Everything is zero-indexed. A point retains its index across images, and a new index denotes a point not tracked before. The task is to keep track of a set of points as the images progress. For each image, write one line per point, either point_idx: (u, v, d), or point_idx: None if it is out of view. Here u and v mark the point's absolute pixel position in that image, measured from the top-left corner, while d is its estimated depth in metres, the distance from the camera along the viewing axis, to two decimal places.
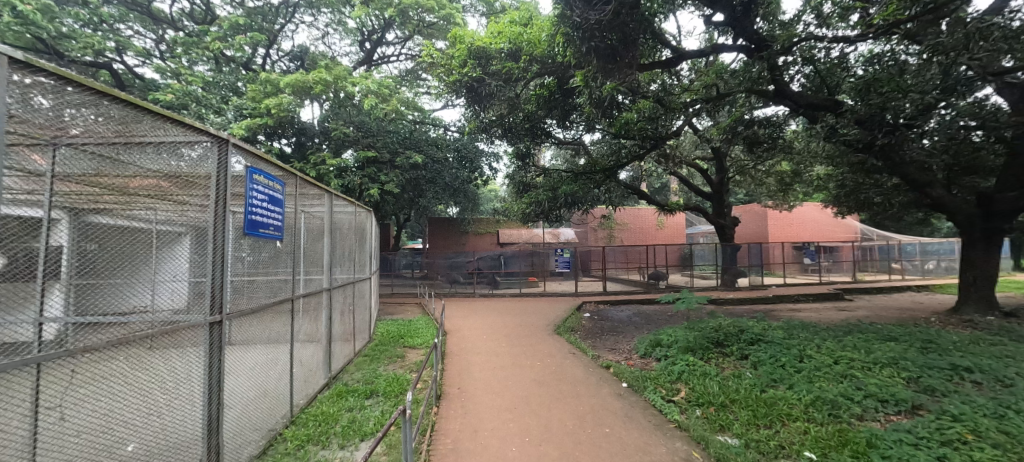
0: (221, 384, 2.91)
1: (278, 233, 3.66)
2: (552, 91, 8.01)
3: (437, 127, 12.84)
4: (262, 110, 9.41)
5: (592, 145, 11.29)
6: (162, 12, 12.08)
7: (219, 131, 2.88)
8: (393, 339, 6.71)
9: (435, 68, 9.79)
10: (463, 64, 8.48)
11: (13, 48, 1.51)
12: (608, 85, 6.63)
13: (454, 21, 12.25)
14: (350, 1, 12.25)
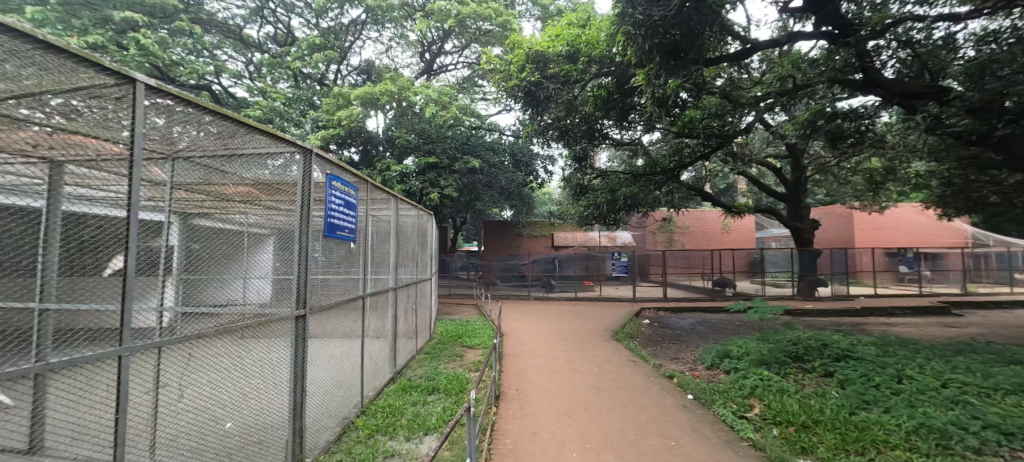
0: (304, 373, 3.19)
1: (353, 235, 3.92)
2: (610, 91, 7.84)
3: (493, 133, 13.12)
4: (335, 122, 10.20)
5: (651, 146, 10.94)
6: (251, 37, 13.51)
7: (304, 142, 3.17)
8: (452, 338, 6.94)
9: (494, 74, 10.03)
10: (521, 70, 8.73)
11: (147, 76, 1.83)
12: (672, 82, 6.35)
13: (510, 27, 12.46)
14: (412, 15, 12.91)
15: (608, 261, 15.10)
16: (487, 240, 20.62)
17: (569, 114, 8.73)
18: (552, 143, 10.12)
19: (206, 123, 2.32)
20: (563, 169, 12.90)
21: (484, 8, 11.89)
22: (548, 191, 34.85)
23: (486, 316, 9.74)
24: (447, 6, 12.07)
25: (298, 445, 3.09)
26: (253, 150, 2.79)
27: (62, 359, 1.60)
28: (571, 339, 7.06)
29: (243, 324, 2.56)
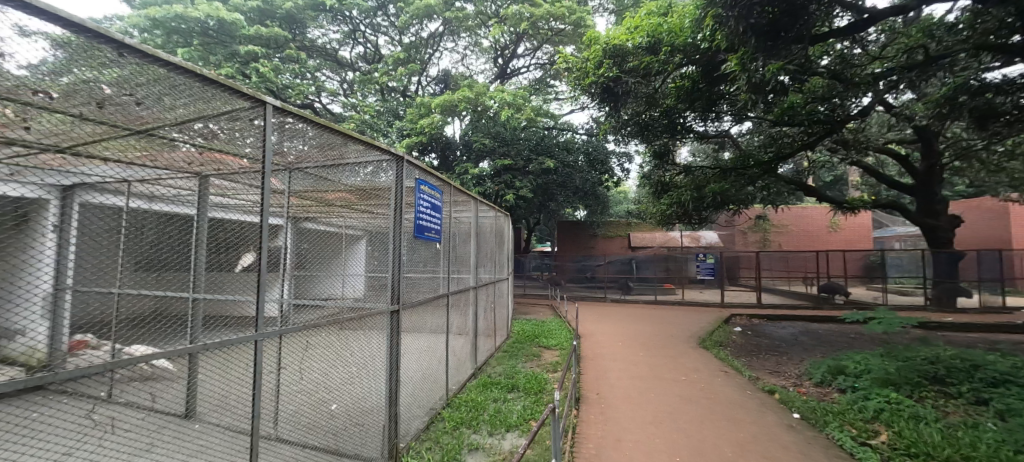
0: (399, 364, 3.45)
1: (439, 236, 4.13)
2: (695, 81, 7.39)
3: (565, 132, 13.04)
4: (418, 130, 10.89)
5: (741, 137, 10.09)
6: (345, 58, 14.98)
7: (397, 150, 3.43)
8: (529, 337, 7.02)
9: (569, 73, 9.94)
10: (599, 65, 8.39)
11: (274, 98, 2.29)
12: (773, 65, 5.71)
13: (584, 24, 12.27)
14: (486, 23, 13.31)
15: (692, 263, 14.40)
16: (560, 241, 20.57)
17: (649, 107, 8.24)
18: (629, 139, 9.80)
19: (307, 133, 2.74)
20: (640, 167, 12.39)
21: (557, 7, 11.87)
22: (626, 190, 33.56)
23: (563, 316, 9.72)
24: (520, 10, 12.26)
25: (394, 430, 3.34)
26: (356, 160, 3.26)
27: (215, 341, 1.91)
28: (653, 345, 6.72)
29: (348, 317, 2.82)
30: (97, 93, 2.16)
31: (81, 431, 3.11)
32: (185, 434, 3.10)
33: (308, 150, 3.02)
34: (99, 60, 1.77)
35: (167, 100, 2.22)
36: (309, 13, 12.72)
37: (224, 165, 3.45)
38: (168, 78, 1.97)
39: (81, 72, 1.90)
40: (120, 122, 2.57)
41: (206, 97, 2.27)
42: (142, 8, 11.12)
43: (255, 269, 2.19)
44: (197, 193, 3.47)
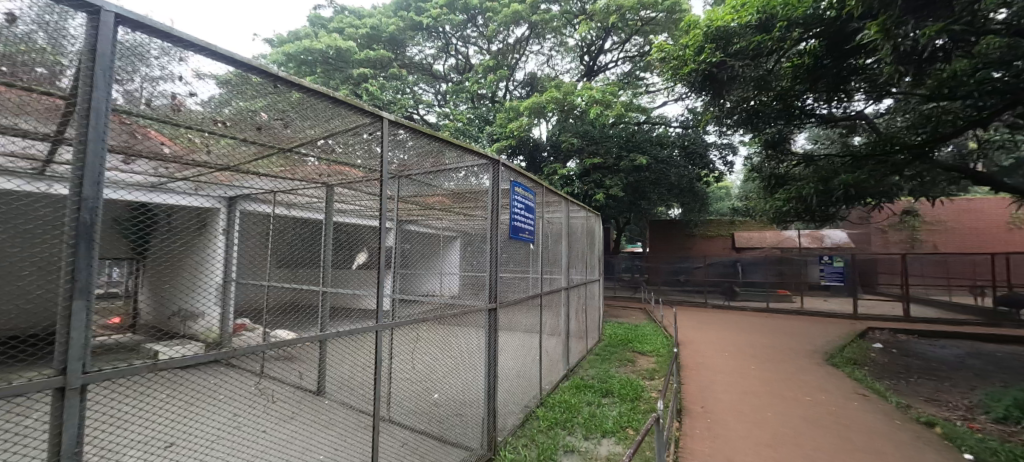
0: (496, 360, 3.57)
1: (532, 237, 4.19)
2: (817, 57, 6.54)
3: (659, 127, 12.30)
4: (507, 134, 10.99)
5: (880, 118, 8.54)
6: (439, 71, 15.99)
7: (493, 154, 3.58)
8: (622, 341, 6.81)
9: (664, 64, 9.36)
10: (698, 51, 7.99)
11: (386, 112, 2.66)
12: (930, 28, 4.73)
13: (681, 8, 11.45)
14: (572, 21, 13.17)
15: (815, 268, 13.00)
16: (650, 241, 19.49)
17: (759, 92, 7.41)
18: (733, 129, 8.91)
19: (411, 139, 3.04)
20: (746, 159, 11.17)
21: None
22: (726, 186, 30.40)
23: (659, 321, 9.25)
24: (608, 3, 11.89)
25: (493, 424, 3.45)
26: (459, 165, 3.63)
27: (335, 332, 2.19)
28: (764, 358, 6.01)
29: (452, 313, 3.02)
30: (257, 118, 2.67)
31: (248, 399, 3.83)
32: (321, 408, 3.63)
33: (415, 159, 3.41)
34: (247, 91, 2.26)
35: (316, 115, 2.65)
36: (411, 33, 13.42)
37: (346, 176, 3.91)
38: (298, 100, 2.39)
39: (235, 103, 2.41)
40: (274, 141, 3.09)
41: (332, 114, 2.64)
42: (280, 46, 13.04)
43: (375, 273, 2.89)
44: (325, 199, 4.01)
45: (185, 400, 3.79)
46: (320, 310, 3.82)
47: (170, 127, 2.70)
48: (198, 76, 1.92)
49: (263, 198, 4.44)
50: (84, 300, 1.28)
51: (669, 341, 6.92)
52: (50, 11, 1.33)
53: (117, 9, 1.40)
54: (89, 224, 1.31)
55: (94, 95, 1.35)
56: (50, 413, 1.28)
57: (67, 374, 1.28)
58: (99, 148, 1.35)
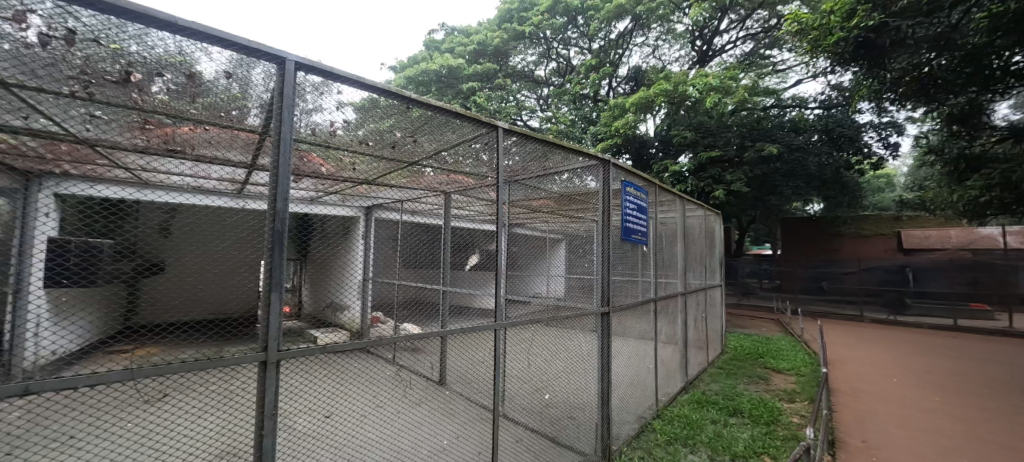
0: (610, 365, 3.42)
1: (645, 239, 4.03)
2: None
3: (794, 110, 10.49)
4: (613, 132, 9.62)
5: None
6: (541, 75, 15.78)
7: (604, 155, 3.54)
8: (749, 357, 6.10)
9: (800, 37, 7.99)
10: (848, 15, 6.73)
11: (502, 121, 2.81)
12: None
13: None
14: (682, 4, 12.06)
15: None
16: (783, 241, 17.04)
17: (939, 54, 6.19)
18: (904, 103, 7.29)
19: (524, 144, 3.14)
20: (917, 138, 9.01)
21: None
22: (885, 172, 24.70)
23: (797, 336, 8.01)
24: None
25: (607, 432, 3.29)
26: (569, 168, 3.65)
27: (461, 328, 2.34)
28: (953, 389, 4.76)
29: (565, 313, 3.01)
30: (393, 136, 3.12)
31: (385, 383, 4.38)
32: (443, 398, 3.98)
33: (526, 163, 3.52)
34: (377, 113, 2.66)
35: (445, 129, 2.94)
36: (515, 43, 13.55)
37: (462, 184, 4.22)
38: (425, 115, 2.64)
39: (368, 125, 2.84)
40: (403, 156, 3.54)
41: (455, 128, 2.90)
42: (402, 71, 14.65)
43: (496, 289, 3.10)
44: (444, 206, 4.40)
45: (337, 378, 4.44)
46: (441, 308, 4.16)
47: (323, 150, 3.27)
48: (341, 104, 2.35)
49: (392, 207, 5.12)
50: (280, 293, 1.66)
51: (813, 360, 5.94)
52: (241, 64, 1.96)
53: (295, 58, 1.86)
54: (284, 231, 1.71)
55: (282, 128, 1.79)
56: (257, 380, 1.63)
57: (268, 350, 1.64)
58: (288, 172, 1.77)
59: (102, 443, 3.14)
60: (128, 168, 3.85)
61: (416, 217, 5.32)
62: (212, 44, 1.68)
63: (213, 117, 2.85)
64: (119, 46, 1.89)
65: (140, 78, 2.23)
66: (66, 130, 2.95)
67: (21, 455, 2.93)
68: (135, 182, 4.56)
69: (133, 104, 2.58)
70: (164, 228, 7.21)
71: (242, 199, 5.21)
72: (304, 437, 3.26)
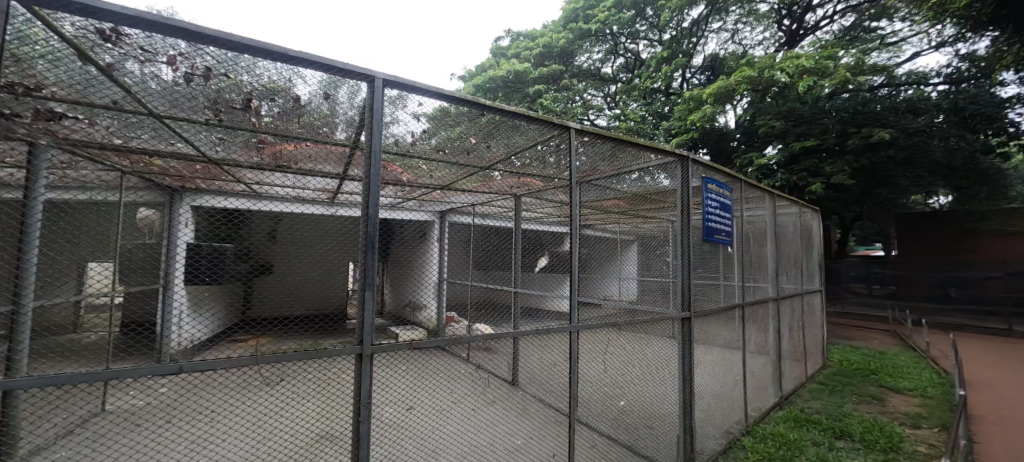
0: (692, 374, 3.21)
1: (727, 239, 3.74)
2: None
3: (911, 89, 8.91)
4: (688, 126, 9.03)
5: None
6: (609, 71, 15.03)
7: (681, 151, 3.36)
8: (857, 373, 5.35)
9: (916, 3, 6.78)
10: None
11: (575, 122, 2.78)
12: None
13: None
14: None
15: None
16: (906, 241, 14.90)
17: None
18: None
19: (597, 144, 3.07)
20: None
21: None
22: None
23: (918, 351, 6.88)
24: None
25: (690, 445, 3.08)
26: (642, 166, 3.49)
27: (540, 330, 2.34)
28: None
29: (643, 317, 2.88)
30: (468, 142, 3.24)
31: (460, 381, 4.54)
32: (515, 399, 4.02)
33: (597, 162, 3.46)
34: (449, 121, 2.79)
35: (519, 132, 2.99)
36: (580, 41, 13.42)
37: (531, 187, 4.28)
38: (498, 120, 2.69)
39: (441, 133, 2.98)
40: (476, 161, 3.68)
41: (527, 131, 2.93)
42: (470, 80, 15.24)
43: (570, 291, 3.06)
44: (514, 209, 4.50)
45: (416, 373, 4.70)
46: (513, 309, 4.22)
47: (402, 159, 3.52)
48: (416, 115, 2.49)
49: (462, 211, 5.42)
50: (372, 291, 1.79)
51: (942, 380, 5.04)
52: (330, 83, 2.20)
53: (383, 75, 2.04)
54: (374, 234, 1.87)
55: (372, 140, 1.96)
56: (354, 371, 1.77)
57: (362, 343, 1.79)
58: (378, 180, 1.92)
59: (227, 419, 3.64)
60: (244, 182, 4.46)
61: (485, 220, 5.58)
62: (310, 69, 1.89)
63: (314, 135, 3.19)
64: (233, 76, 2.23)
65: (258, 102, 2.60)
66: (201, 153, 3.51)
67: (171, 423, 3.53)
68: (251, 194, 5.32)
69: (251, 126, 3.01)
70: (271, 233, 8.09)
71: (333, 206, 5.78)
72: (391, 426, 3.46)
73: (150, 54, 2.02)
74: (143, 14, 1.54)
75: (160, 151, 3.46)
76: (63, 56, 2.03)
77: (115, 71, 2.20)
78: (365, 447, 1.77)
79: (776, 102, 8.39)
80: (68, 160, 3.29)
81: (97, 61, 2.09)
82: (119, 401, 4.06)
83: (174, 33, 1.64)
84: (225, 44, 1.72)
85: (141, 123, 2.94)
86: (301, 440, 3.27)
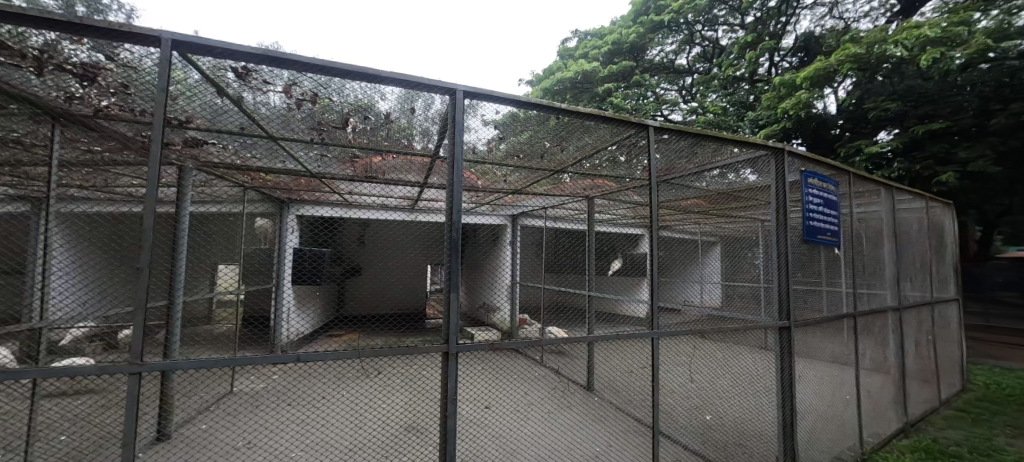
0: (793, 392, 2.87)
1: (831, 239, 3.33)
2: None
3: None
4: (778, 115, 8.20)
5: None
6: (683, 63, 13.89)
7: (776, 143, 3.05)
8: (1010, 401, 4.43)
9: None
10: None
11: (655, 119, 2.65)
12: None
13: None
14: None
15: None
16: None
17: None
18: None
19: (681, 142, 2.91)
20: None
21: None
22: None
23: None
24: None
25: None
26: (727, 162, 3.24)
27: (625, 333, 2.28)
28: None
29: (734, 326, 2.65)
30: (541, 146, 3.26)
31: (533, 383, 4.60)
32: (591, 405, 3.96)
33: (677, 160, 3.29)
34: (520, 127, 2.83)
35: (597, 134, 2.95)
36: (652, 35, 12.85)
37: (604, 188, 4.20)
38: (570, 121, 2.67)
39: (512, 139, 3.02)
40: (550, 165, 3.69)
41: (602, 131, 2.87)
42: (539, 84, 15.38)
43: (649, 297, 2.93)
44: (587, 211, 4.44)
45: (491, 374, 4.84)
46: (586, 313, 4.15)
47: (478, 166, 3.66)
48: (487, 122, 2.57)
49: (535, 214, 5.76)
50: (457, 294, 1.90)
51: None
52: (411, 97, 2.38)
53: (465, 86, 2.16)
54: (457, 240, 1.97)
55: (455, 149, 2.08)
56: (443, 368, 1.88)
57: (449, 342, 1.89)
58: (460, 187, 2.01)
59: (326, 406, 4.04)
60: (338, 193, 4.94)
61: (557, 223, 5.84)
62: (402, 86, 2.07)
63: (399, 147, 3.44)
64: (326, 99, 2.51)
65: (354, 120, 2.87)
66: (306, 168, 3.97)
67: (281, 408, 4.00)
68: (342, 203, 5.90)
69: (347, 143, 3.34)
70: (360, 237, 9.08)
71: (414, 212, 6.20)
72: (471, 423, 3.59)
73: (269, 85, 2.33)
74: (264, 51, 1.80)
75: (274, 168, 3.97)
76: (206, 91, 2.43)
77: (243, 103, 2.58)
78: (452, 440, 1.86)
79: (888, 81, 7.27)
80: (207, 179, 3.92)
81: (229, 94, 2.47)
82: (242, 384, 4.74)
83: (290, 66, 1.90)
84: (327, 70, 1.95)
85: (259, 145, 3.40)
86: (390, 430, 3.52)
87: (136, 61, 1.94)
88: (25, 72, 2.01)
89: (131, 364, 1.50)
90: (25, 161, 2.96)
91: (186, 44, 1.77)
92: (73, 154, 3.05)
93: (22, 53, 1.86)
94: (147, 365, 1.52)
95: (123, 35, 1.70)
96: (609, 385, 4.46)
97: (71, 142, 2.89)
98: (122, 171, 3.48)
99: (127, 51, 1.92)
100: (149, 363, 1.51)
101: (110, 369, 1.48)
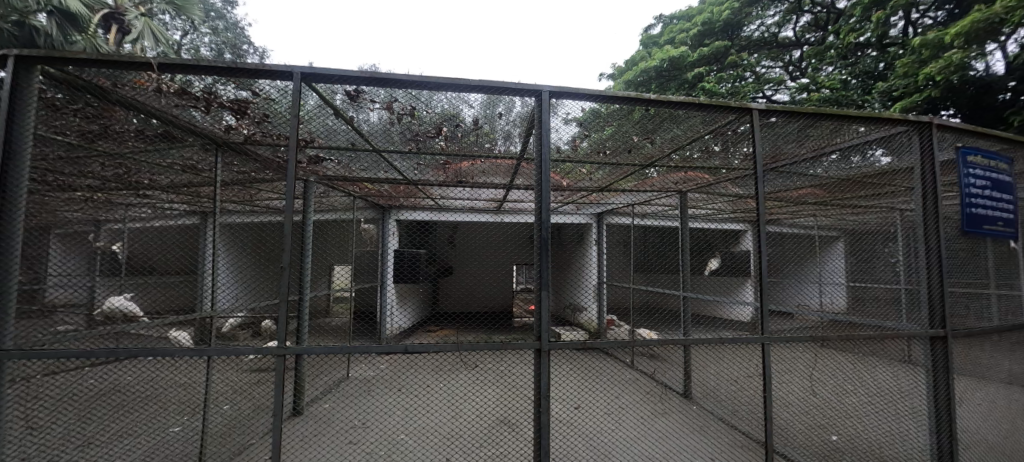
0: (953, 417, 2.36)
1: (1007, 230, 2.69)
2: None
3: None
4: (919, 84, 6.82)
5: None
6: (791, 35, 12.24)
7: (921, 115, 2.52)
8: None
9: None
10: None
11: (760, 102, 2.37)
12: None
13: None
14: None
15: None
16: None
17: None
18: None
19: (793, 125, 2.60)
20: None
21: None
22: None
23: None
24: None
25: None
26: (853, 143, 2.78)
27: (733, 339, 2.08)
28: None
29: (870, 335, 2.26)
30: (629, 141, 3.13)
31: (624, 387, 4.46)
32: (689, 415, 3.71)
33: (788, 144, 2.92)
34: (602, 122, 2.76)
35: (693, 123, 2.74)
36: (749, 9, 11.62)
37: (699, 180, 3.91)
38: (660, 112, 2.52)
39: (595, 135, 2.95)
40: (638, 160, 3.55)
41: (698, 120, 2.66)
42: (620, 77, 14.90)
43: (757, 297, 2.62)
44: (680, 205, 4.18)
45: (577, 375, 4.79)
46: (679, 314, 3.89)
47: (563, 166, 3.66)
48: (569, 121, 2.54)
49: (621, 212, 5.77)
50: (548, 293, 1.91)
51: None
52: (493, 102, 2.47)
53: (550, 87, 2.17)
54: (546, 239, 1.97)
55: (543, 148, 2.11)
56: (536, 364, 1.90)
57: (541, 341, 1.91)
58: (550, 186, 2.02)
59: (423, 396, 4.35)
60: (431, 197, 5.34)
61: (644, 220, 5.75)
62: (491, 91, 2.16)
63: (486, 152, 3.60)
64: (420, 111, 2.72)
65: (446, 129, 3.05)
66: (403, 176, 4.36)
67: (387, 394, 4.44)
68: (434, 207, 6.37)
69: (442, 151, 3.59)
70: (450, 239, 9.81)
71: (500, 212, 6.48)
72: (562, 423, 3.59)
73: (375, 104, 2.60)
74: (371, 73, 2.01)
75: (380, 178, 4.42)
76: (324, 114, 2.77)
77: (352, 122, 2.89)
78: (547, 437, 1.88)
79: None
80: (326, 190, 4.51)
81: (344, 115, 2.79)
82: (355, 370, 5.37)
83: (394, 84, 2.09)
84: (424, 85, 2.11)
85: (364, 159, 3.80)
86: (484, 423, 3.66)
87: (275, 92, 2.30)
88: (198, 112, 2.47)
89: (276, 348, 1.77)
90: (198, 183, 3.68)
91: (313, 74, 2.04)
92: (228, 175, 3.71)
93: (196, 95, 2.29)
94: (287, 349, 1.77)
95: (266, 72, 2.00)
96: (706, 397, 4.11)
97: (228, 166, 3.52)
98: (263, 188, 4.16)
99: (268, 86, 2.27)
100: (288, 348, 1.76)
101: (262, 351, 1.75)
